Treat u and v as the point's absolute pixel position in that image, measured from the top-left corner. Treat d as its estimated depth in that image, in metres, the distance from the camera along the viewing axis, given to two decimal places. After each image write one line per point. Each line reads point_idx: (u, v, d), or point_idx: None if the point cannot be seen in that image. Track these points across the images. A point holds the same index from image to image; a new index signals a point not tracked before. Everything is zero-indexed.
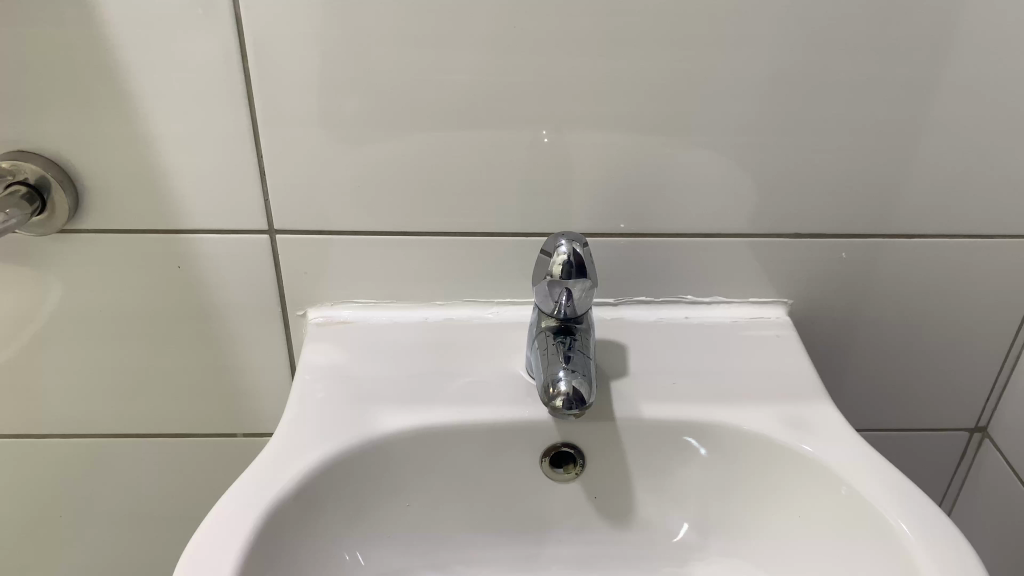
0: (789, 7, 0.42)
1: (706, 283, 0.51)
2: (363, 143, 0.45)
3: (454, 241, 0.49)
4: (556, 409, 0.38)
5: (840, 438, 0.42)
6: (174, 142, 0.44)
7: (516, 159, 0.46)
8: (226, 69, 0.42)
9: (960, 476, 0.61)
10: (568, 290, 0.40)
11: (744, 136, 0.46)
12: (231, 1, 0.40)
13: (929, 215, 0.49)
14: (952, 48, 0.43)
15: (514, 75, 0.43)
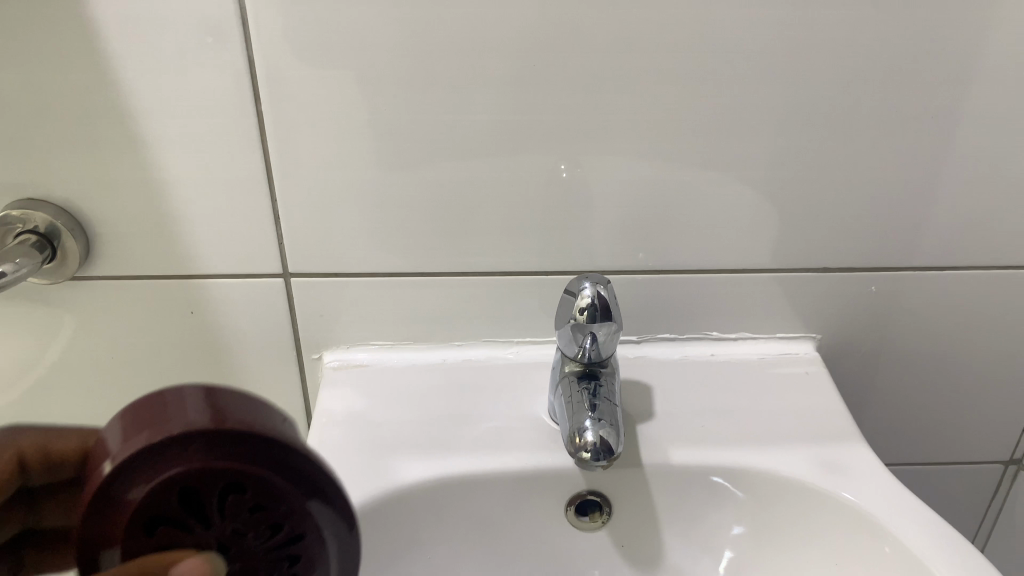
0: (816, 39, 0.41)
1: (731, 319, 0.50)
2: (378, 184, 0.44)
3: (472, 281, 0.48)
4: (582, 460, 0.36)
5: (878, 484, 0.40)
6: (187, 186, 0.43)
7: (535, 197, 0.45)
8: (238, 112, 0.41)
9: (995, 510, 0.59)
10: (593, 334, 0.39)
11: (768, 169, 0.45)
12: (244, 43, 0.39)
13: (961, 247, 0.48)
14: (982, 76, 0.42)
15: (531, 112, 0.42)
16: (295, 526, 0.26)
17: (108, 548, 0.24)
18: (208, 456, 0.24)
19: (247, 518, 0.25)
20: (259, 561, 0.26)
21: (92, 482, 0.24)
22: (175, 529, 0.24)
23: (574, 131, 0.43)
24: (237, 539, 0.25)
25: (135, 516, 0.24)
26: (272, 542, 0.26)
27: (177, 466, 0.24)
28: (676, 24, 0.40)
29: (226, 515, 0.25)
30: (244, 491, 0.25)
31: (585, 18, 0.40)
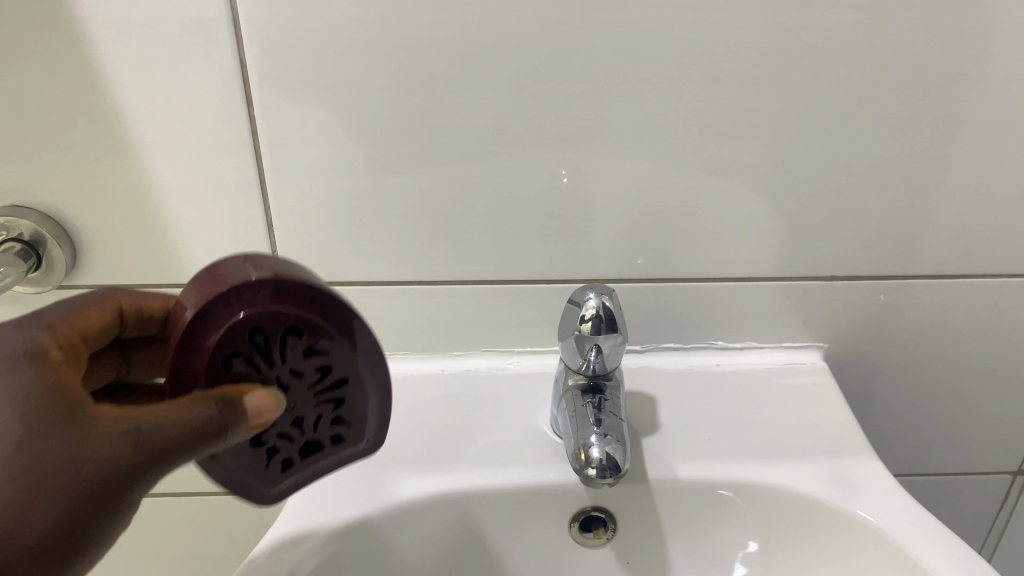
0: (827, 41, 0.40)
1: (737, 329, 0.49)
2: (375, 191, 0.43)
3: (472, 290, 0.46)
4: (588, 477, 0.35)
5: (892, 499, 0.39)
6: (178, 192, 0.42)
7: (536, 204, 0.44)
8: (230, 116, 0.40)
9: (1001, 520, 0.58)
10: (597, 346, 0.38)
11: (775, 176, 0.44)
12: (235, 46, 0.38)
13: (972, 255, 0.47)
14: (994, 80, 0.41)
15: (533, 117, 0.41)
16: (338, 372, 0.31)
17: (194, 384, 0.29)
18: (280, 299, 0.29)
19: (303, 363, 0.30)
20: (311, 402, 0.31)
21: (179, 326, 0.29)
22: (246, 368, 0.29)
23: (576, 137, 0.42)
24: (294, 377, 0.30)
25: (214, 356, 0.29)
26: (321, 385, 0.31)
27: (248, 308, 0.28)
28: (683, 27, 0.39)
29: (287, 358, 0.30)
30: (302, 334, 0.30)
31: (589, 20, 0.38)
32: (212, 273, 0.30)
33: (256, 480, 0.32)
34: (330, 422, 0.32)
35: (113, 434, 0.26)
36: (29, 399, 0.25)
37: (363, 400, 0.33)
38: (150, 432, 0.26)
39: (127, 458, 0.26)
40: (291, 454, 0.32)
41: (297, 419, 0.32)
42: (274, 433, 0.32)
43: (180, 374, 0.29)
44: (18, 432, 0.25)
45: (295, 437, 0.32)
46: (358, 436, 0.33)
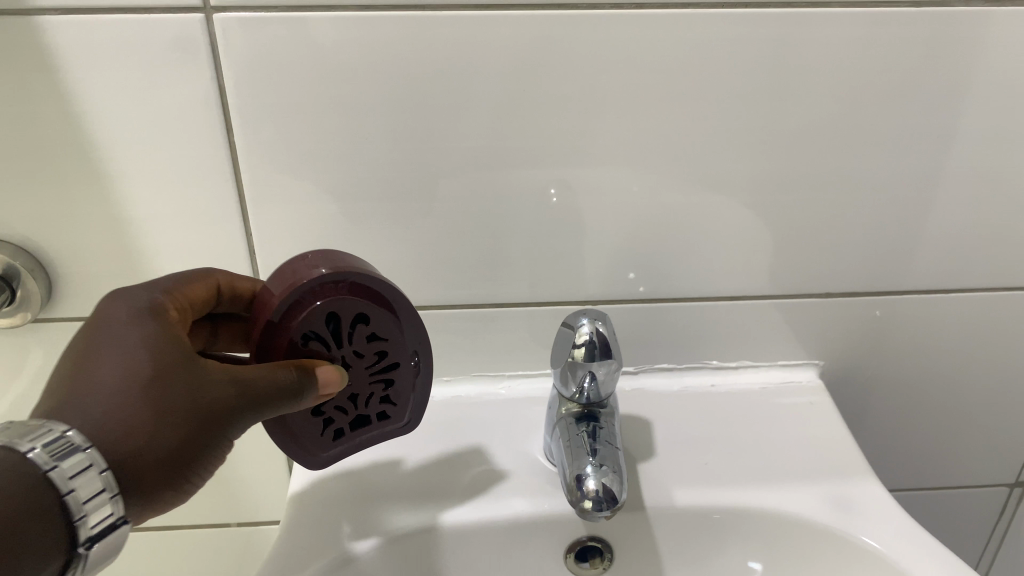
0: (818, 56, 0.39)
1: (731, 348, 0.48)
2: (359, 215, 0.42)
3: (460, 314, 0.45)
4: (585, 510, 0.34)
5: (894, 522, 0.39)
6: (156, 220, 0.41)
7: (525, 225, 0.43)
8: (209, 142, 0.39)
9: (1000, 531, 0.58)
10: (592, 373, 0.37)
11: (768, 193, 0.43)
12: (213, 71, 0.37)
13: (967, 267, 0.46)
14: (988, 93, 0.40)
15: (520, 138, 0.40)
16: (392, 357, 0.36)
17: (274, 355, 0.34)
18: (357, 291, 0.33)
19: (364, 347, 0.35)
20: (365, 382, 0.36)
21: (269, 306, 0.33)
22: (319, 346, 0.34)
23: (566, 157, 0.41)
24: (355, 357, 0.35)
25: (293, 334, 0.33)
26: (377, 368, 0.36)
27: (330, 297, 0.33)
28: (672, 44, 0.38)
29: (351, 341, 0.34)
30: (367, 322, 0.34)
31: (576, 39, 0.37)
32: (294, 265, 0.34)
33: (312, 444, 0.36)
34: (379, 400, 0.37)
35: (221, 380, 0.30)
36: (157, 345, 0.29)
37: (411, 384, 0.37)
38: (249, 383, 0.31)
39: (232, 402, 0.30)
40: (343, 424, 0.37)
41: (352, 394, 0.36)
42: (332, 405, 0.36)
43: (262, 345, 0.34)
44: (150, 368, 0.28)
45: (349, 409, 0.36)
46: (402, 414, 0.38)
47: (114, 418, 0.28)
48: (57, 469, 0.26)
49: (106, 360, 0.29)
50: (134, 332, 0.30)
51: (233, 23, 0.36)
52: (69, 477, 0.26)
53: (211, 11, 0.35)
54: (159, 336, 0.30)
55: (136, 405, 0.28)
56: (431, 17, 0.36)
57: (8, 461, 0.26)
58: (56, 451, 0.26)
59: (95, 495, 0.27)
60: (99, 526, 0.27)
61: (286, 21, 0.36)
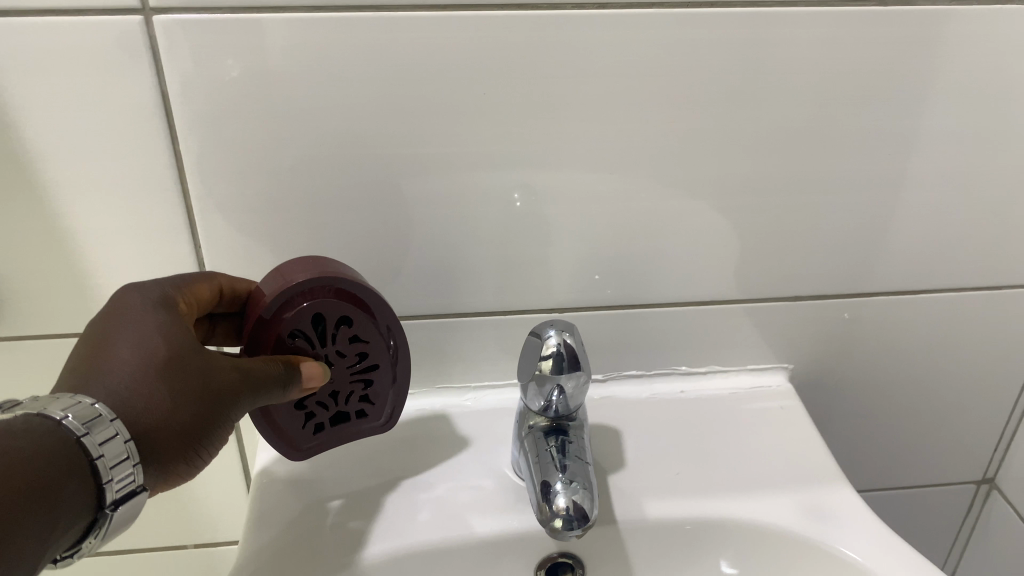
0: (783, 57, 0.38)
1: (701, 353, 0.47)
2: (316, 226, 0.40)
3: (423, 324, 0.44)
4: (555, 529, 0.33)
5: (867, 529, 0.38)
6: (99, 234, 0.39)
7: (489, 234, 0.41)
8: (153, 152, 0.37)
9: (967, 529, 0.58)
10: (560, 386, 0.35)
11: (735, 197, 0.42)
12: (156, 77, 0.35)
13: (934, 268, 0.46)
14: (952, 93, 0.40)
15: (482, 144, 0.39)
16: (373, 359, 0.37)
17: (261, 348, 0.35)
18: (344, 296, 0.35)
19: (346, 348, 0.36)
20: (345, 381, 0.37)
21: (260, 302, 0.34)
22: (304, 343, 0.35)
23: (529, 163, 0.40)
24: (337, 357, 0.36)
25: (282, 331, 0.34)
26: (358, 368, 0.37)
27: (318, 298, 0.34)
28: (635, 45, 0.37)
29: (334, 341, 0.36)
30: (350, 324, 0.35)
31: (537, 41, 0.36)
32: (285, 267, 0.35)
33: (293, 435, 0.38)
34: (359, 398, 0.38)
35: (228, 366, 0.31)
36: (173, 329, 0.30)
37: (391, 385, 0.38)
38: (252, 371, 0.32)
39: (238, 387, 0.31)
40: (324, 418, 0.38)
41: (333, 392, 0.37)
42: (314, 400, 0.37)
43: (252, 341, 0.34)
44: (167, 349, 0.30)
45: (330, 405, 0.37)
46: (381, 413, 0.39)
47: (134, 393, 0.28)
48: (88, 436, 0.26)
49: (126, 341, 0.30)
50: (151, 318, 0.31)
51: (175, 25, 0.34)
52: (99, 443, 0.26)
53: (151, 13, 0.34)
54: (174, 323, 0.31)
55: (154, 382, 0.29)
56: (385, 18, 0.35)
57: (40, 427, 0.26)
58: (86, 419, 0.27)
59: (121, 461, 0.27)
60: (122, 491, 0.28)
61: (232, 23, 0.34)
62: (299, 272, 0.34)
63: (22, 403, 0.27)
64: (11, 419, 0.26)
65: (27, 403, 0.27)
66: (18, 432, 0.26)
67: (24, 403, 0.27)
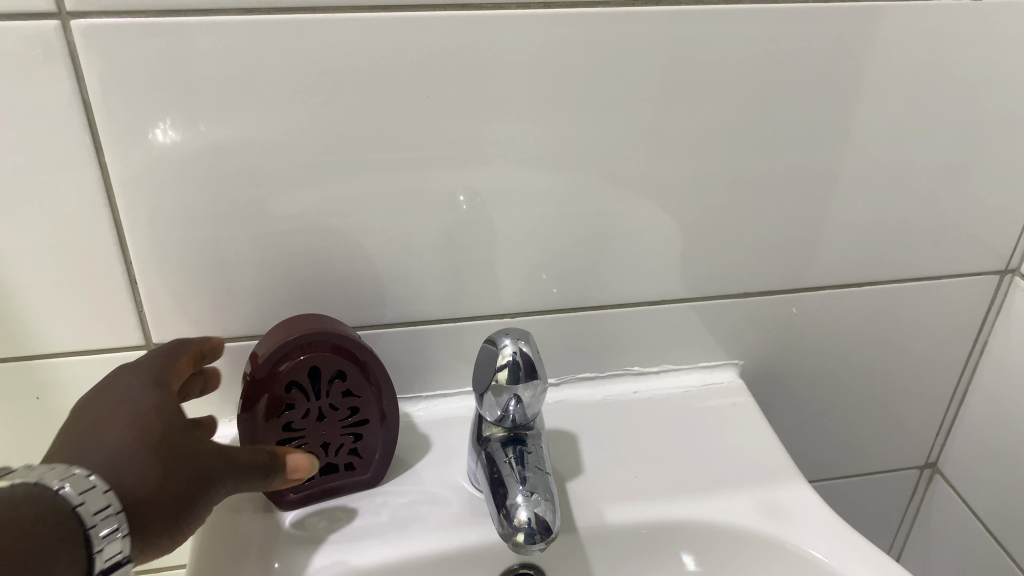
0: (728, 56, 0.38)
1: (653, 353, 0.47)
2: (255, 236, 0.38)
3: (372, 335, 0.43)
4: (517, 543, 0.32)
5: (824, 525, 0.38)
6: (19, 255, 0.36)
7: (436, 239, 0.40)
8: (77, 165, 0.35)
9: (912, 513, 0.59)
10: (517, 395, 0.34)
11: (683, 196, 0.42)
12: (77, 86, 0.33)
13: (874, 261, 0.47)
14: (890, 88, 0.41)
15: (427, 148, 0.37)
16: (364, 413, 0.37)
17: (259, 400, 0.35)
18: (342, 351, 0.35)
19: (339, 401, 0.36)
20: (337, 432, 0.37)
21: (261, 354, 0.35)
22: (299, 396, 0.36)
23: (475, 165, 0.39)
24: (330, 410, 0.37)
25: (279, 382, 0.35)
26: (349, 421, 0.37)
27: (318, 351, 0.35)
28: (580, 44, 0.36)
29: (328, 395, 0.36)
30: (344, 378, 0.36)
31: (480, 41, 0.35)
32: (288, 324, 0.36)
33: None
34: (348, 451, 0.38)
35: (215, 449, 0.32)
36: (169, 408, 0.31)
37: (381, 439, 0.38)
38: (235, 457, 0.32)
39: (222, 469, 0.32)
40: (313, 468, 0.38)
41: (323, 443, 0.37)
42: (305, 449, 0.37)
43: (250, 392, 0.35)
44: (160, 427, 0.31)
45: (320, 455, 0.37)
46: (368, 466, 0.39)
47: (127, 466, 0.29)
48: (83, 505, 0.27)
49: (123, 417, 0.31)
50: (148, 394, 0.32)
51: (96, 29, 0.32)
52: (93, 513, 0.27)
53: (67, 17, 0.31)
54: (169, 400, 0.32)
55: (147, 456, 0.29)
56: (323, 20, 0.33)
57: (39, 497, 0.26)
58: (83, 488, 0.27)
59: (112, 533, 0.27)
60: (110, 561, 0.27)
61: (158, 27, 0.32)
62: (300, 327, 0.35)
63: (15, 473, 0.27)
64: (10, 486, 0.26)
65: (23, 471, 0.27)
66: (15, 503, 0.26)
67: (17, 470, 0.27)
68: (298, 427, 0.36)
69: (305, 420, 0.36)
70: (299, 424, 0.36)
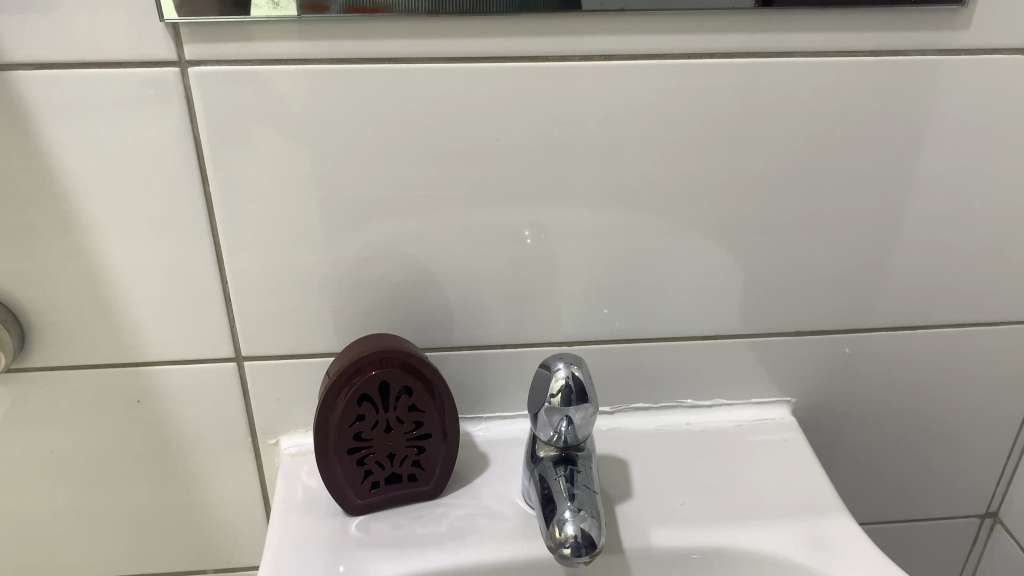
0: (782, 104, 0.40)
1: (707, 386, 0.49)
2: (335, 260, 0.42)
3: (439, 357, 0.46)
4: (563, 555, 0.34)
5: (867, 560, 0.39)
6: (132, 271, 0.41)
7: (501, 269, 0.43)
8: (187, 192, 0.39)
9: (972, 563, 0.58)
10: (568, 417, 0.37)
11: (738, 236, 0.44)
12: (190, 124, 0.37)
13: (929, 305, 0.47)
14: (943, 136, 0.42)
15: (496, 184, 0.41)
16: (428, 427, 0.40)
17: (333, 409, 0.38)
18: (411, 368, 0.38)
19: (405, 415, 0.39)
20: (402, 443, 0.40)
21: (337, 367, 0.38)
22: (370, 408, 0.39)
23: (539, 201, 0.41)
24: (397, 423, 0.40)
25: (352, 394, 0.38)
26: (414, 434, 0.40)
27: (389, 367, 0.38)
28: (640, 93, 0.39)
29: (395, 408, 0.39)
30: (410, 394, 0.39)
31: (547, 89, 0.39)
32: (363, 342, 0.39)
33: (351, 488, 0.40)
34: (411, 462, 0.41)
35: None
36: None
37: (442, 453, 0.41)
38: None
39: None
40: (379, 477, 0.41)
41: (389, 453, 0.40)
42: (372, 458, 0.40)
43: (326, 401, 0.38)
44: None
45: (386, 464, 0.40)
46: (430, 478, 0.42)
47: None
48: None
49: None
50: None
51: (208, 76, 0.36)
52: None
53: (186, 65, 0.36)
54: None
55: None
56: (404, 69, 0.37)
57: None
58: None
59: None
60: None
61: (261, 74, 0.37)
62: (374, 345, 0.39)
63: None
64: None
65: None
66: None
67: None
68: (367, 437, 0.39)
69: (373, 431, 0.39)
70: (368, 434, 0.39)
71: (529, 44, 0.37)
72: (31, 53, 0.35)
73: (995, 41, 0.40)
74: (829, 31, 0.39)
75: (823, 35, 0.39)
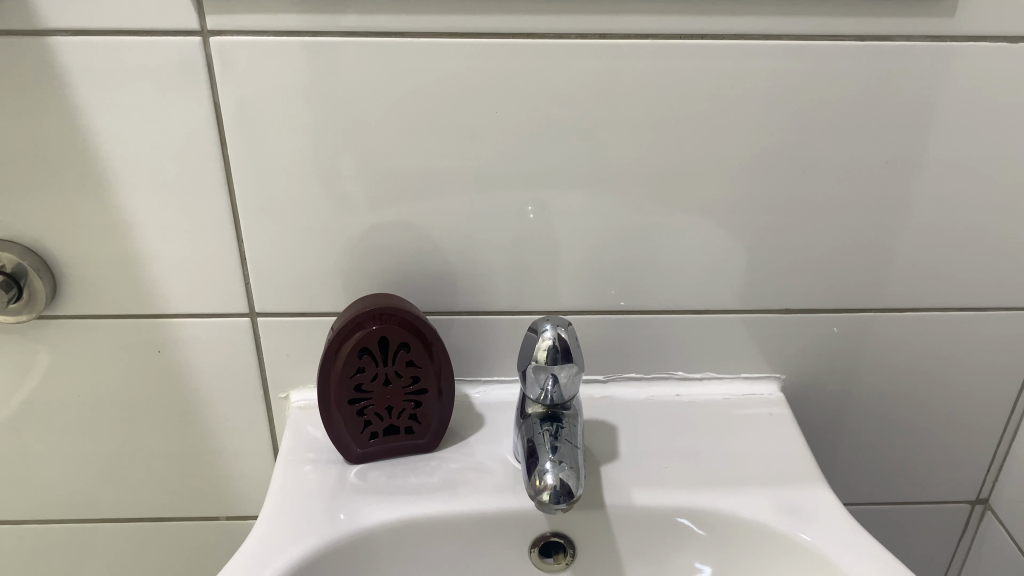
0: (772, 86, 0.42)
1: (697, 360, 0.50)
2: (342, 224, 0.44)
3: (440, 321, 0.48)
4: (542, 502, 0.36)
5: (837, 525, 0.41)
6: (155, 228, 0.44)
7: (499, 238, 0.45)
8: (206, 155, 0.42)
9: (962, 550, 0.59)
10: (554, 375, 0.39)
11: (730, 214, 0.45)
12: (210, 91, 0.40)
13: (919, 289, 0.49)
14: (933, 123, 0.43)
15: (496, 156, 0.43)
16: (424, 383, 0.43)
17: (335, 360, 0.41)
18: (409, 325, 0.41)
19: (402, 369, 0.42)
20: (399, 396, 0.43)
21: (341, 322, 0.41)
22: (370, 360, 0.41)
23: (537, 175, 0.44)
24: (395, 377, 0.42)
25: (353, 347, 0.41)
26: (411, 388, 0.43)
27: (388, 322, 0.41)
28: (635, 72, 0.41)
29: (393, 362, 0.42)
30: (408, 349, 0.41)
31: (546, 66, 0.41)
32: (367, 299, 0.42)
33: (351, 437, 0.43)
34: (408, 416, 0.43)
35: None
36: None
37: (437, 408, 0.44)
38: None
39: None
40: (377, 428, 0.43)
41: (387, 406, 0.43)
42: (371, 409, 0.43)
43: (329, 352, 0.41)
44: None
45: (384, 416, 0.43)
46: (426, 432, 0.44)
47: None
48: None
49: None
50: None
51: (227, 46, 0.39)
52: None
53: (207, 35, 0.39)
54: None
55: None
56: (409, 43, 0.40)
57: None
58: None
59: None
60: None
61: (276, 46, 0.39)
62: (375, 302, 0.41)
63: None
64: None
65: None
66: None
67: None
68: (366, 389, 0.42)
69: (373, 383, 0.42)
70: (368, 386, 0.42)
71: (525, 22, 0.39)
72: (69, 21, 0.38)
73: (979, 27, 0.41)
74: (818, 16, 0.40)
75: (810, 20, 0.40)
